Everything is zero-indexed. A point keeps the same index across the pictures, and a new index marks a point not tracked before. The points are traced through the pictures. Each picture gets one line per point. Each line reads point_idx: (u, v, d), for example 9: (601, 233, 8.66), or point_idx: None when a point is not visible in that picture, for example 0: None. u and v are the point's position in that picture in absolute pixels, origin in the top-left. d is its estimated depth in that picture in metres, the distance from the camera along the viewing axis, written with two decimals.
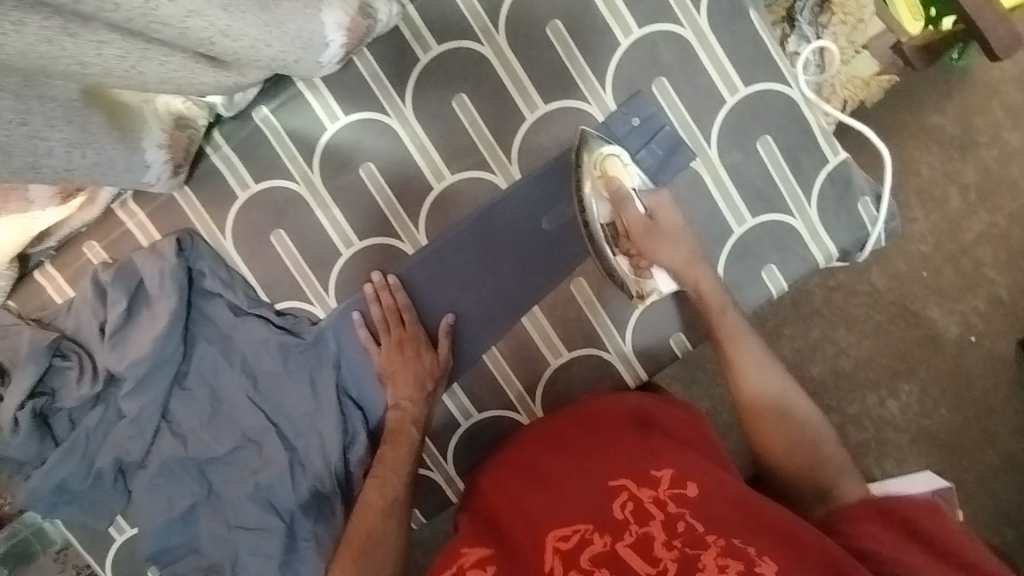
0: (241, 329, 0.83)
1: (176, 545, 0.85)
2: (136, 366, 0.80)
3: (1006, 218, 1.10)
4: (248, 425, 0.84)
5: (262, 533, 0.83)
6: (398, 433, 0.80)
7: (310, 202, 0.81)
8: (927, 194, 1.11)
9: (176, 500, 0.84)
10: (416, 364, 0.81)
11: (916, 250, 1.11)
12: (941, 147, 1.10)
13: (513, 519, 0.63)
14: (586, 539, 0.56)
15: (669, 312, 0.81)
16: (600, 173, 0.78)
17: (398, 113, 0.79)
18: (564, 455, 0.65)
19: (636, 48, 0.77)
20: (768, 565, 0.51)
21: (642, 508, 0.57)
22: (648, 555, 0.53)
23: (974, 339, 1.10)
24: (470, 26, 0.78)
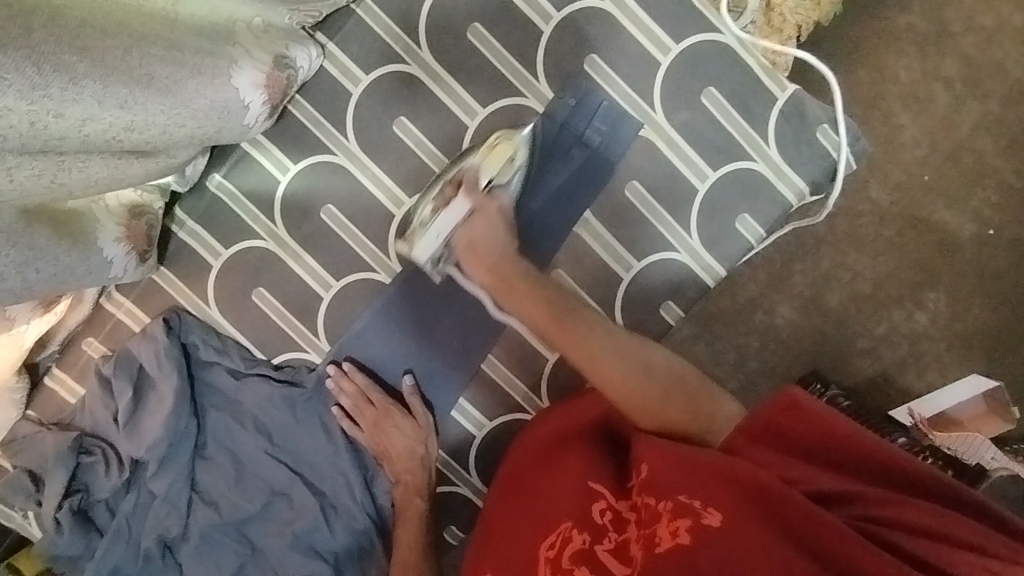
0: (245, 389, 0.85)
1: None
2: (156, 447, 0.82)
3: (1000, 102, 1.01)
4: (273, 478, 0.86)
5: None
6: (406, 508, 0.81)
7: (281, 255, 0.83)
8: (911, 97, 1.02)
9: (223, 563, 0.85)
10: (399, 434, 0.83)
11: (912, 156, 1.03)
12: (914, 47, 1.02)
13: (506, 541, 0.67)
14: (566, 540, 0.61)
15: (653, 283, 0.80)
16: (491, 144, 0.76)
17: (344, 150, 0.80)
18: (544, 476, 0.70)
19: (560, 32, 0.77)
20: (715, 515, 0.53)
21: (621, 516, 0.61)
22: (623, 555, 0.57)
23: (992, 234, 1.02)
24: (393, 49, 0.78)
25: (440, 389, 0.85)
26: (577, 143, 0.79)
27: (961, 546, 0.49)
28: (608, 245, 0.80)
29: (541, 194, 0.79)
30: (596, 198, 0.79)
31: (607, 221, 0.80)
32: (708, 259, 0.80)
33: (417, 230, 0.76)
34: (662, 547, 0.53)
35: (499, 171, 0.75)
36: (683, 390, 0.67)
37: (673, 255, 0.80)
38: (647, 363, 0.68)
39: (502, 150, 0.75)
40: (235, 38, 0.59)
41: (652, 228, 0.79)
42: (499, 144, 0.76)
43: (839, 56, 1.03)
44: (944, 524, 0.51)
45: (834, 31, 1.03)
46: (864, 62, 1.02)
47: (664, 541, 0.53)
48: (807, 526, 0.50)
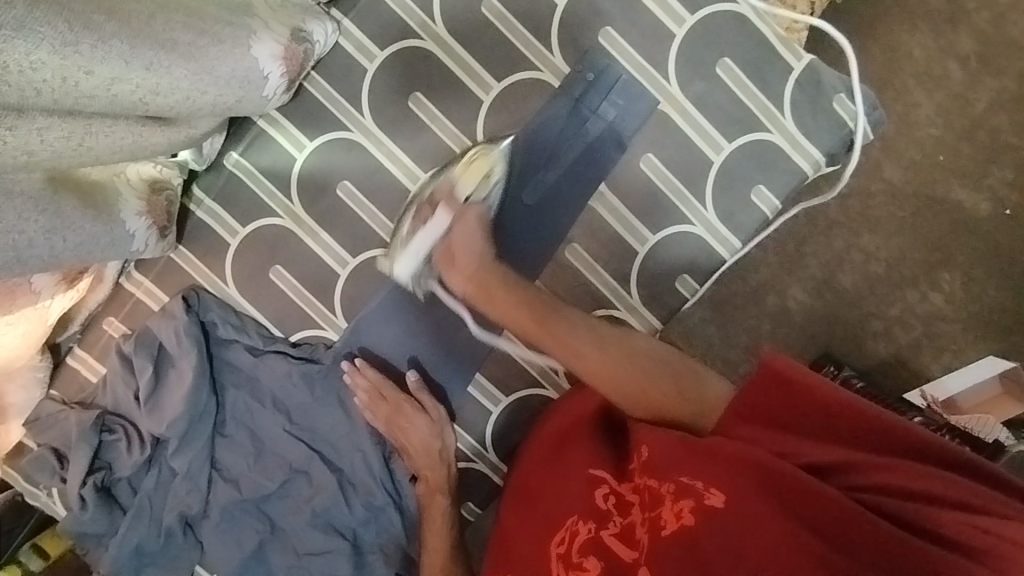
0: (263, 367, 0.86)
1: None
2: (176, 425, 0.83)
3: (1018, 78, 1.00)
4: (292, 456, 0.86)
5: (329, 555, 0.85)
6: (431, 504, 0.82)
7: (298, 232, 0.83)
8: (927, 73, 1.02)
9: (244, 540, 0.86)
10: (415, 429, 0.83)
11: (928, 134, 1.02)
12: (929, 23, 1.01)
13: (515, 532, 0.69)
14: (574, 531, 0.63)
15: (669, 257, 0.80)
16: (469, 160, 0.77)
17: (360, 126, 0.80)
18: (548, 463, 0.72)
19: (575, 4, 0.77)
20: (717, 496, 0.55)
21: (624, 499, 0.63)
22: (628, 540, 0.59)
23: (1009, 214, 1.01)
24: (408, 25, 0.78)
25: (456, 365, 0.86)
26: (592, 116, 0.78)
27: (953, 506, 0.49)
28: (623, 219, 0.80)
29: (556, 168, 0.79)
30: (612, 172, 0.79)
31: (621, 194, 0.80)
32: (724, 231, 0.80)
33: (398, 244, 0.79)
34: (668, 531, 0.56)
35: (476, 186, 0.77)
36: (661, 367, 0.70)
37: (688, 227, 0.80)
38: (632, 353, 0.70)
39: (478, 166, 0.76)
40: (252, 11, 0.60)
41: (667, 203, 0.79)
42: (476, 162, 0.77)
43: (853, 31, 1.02)
44: (933, 485, 0.51)
45: (848, 5, 1.02)
46: (880, 38, 1.02)
47: (670, 524, 0.56)
48: (802, 501, 0.52)
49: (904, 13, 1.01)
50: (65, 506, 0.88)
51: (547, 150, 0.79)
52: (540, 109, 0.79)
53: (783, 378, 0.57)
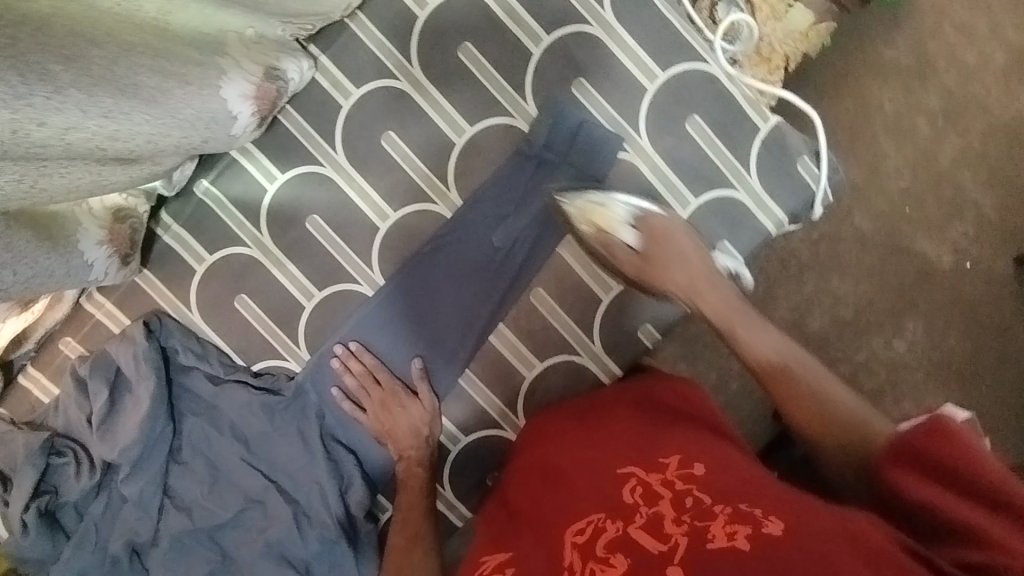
0: (223, 395, 0.85)
1: None
2: (129, 451, 0.82)
3: (978, 136, 1.04)
4: (248, 486, 0.85)
5: None
6: (408, 481, 0.81)
7: (265, 262, 0.83)
8: (894, 128, 1.05)
9: (193, 570, 0.85)
10: (404, 415, 0.82)
11: (894, 187, 1.05)
12: (895, 80, 1.04)
13: (516, 526, 0.61)
14: (599, 528, 0.53)
15: (634, 305, 0.82)
16: (592, 220, 0.77)
17: (332, 161, 0.80)
18: (565, 458, 0.65)
19: (550, 54, 0.78)
20: (776, 524, 0.48)
21: (652, 491, 0.55)
22: (659, 534, 0.50)
23: (969, 266, 1.04)
24: (385, 64, 0.79)
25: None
26: (562, 164, 0.80)
27: None
28: (590, 266, 0.81)
29: (524, 213, 0.81)
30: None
31: None
32: None
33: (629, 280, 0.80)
34: (716, 543, 0.48)
35: (621, 222, 0.77)
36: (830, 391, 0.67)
37: None
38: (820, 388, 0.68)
39: (605, 222, 0.77)
40: (225, 48, 0.59)
41: None
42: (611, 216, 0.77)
43: (825, 89, 1.05)
44: None
45: (818, 62, 1.05)
46: (848, 93, 1.05)
47: (717, 539, 0.48)
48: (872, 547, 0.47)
49: (871, 71, 1.04)
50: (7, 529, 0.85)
51: (516, 196, 0.81)
52: (510, 154, 0.80)
53: (943, 436, 0.54)
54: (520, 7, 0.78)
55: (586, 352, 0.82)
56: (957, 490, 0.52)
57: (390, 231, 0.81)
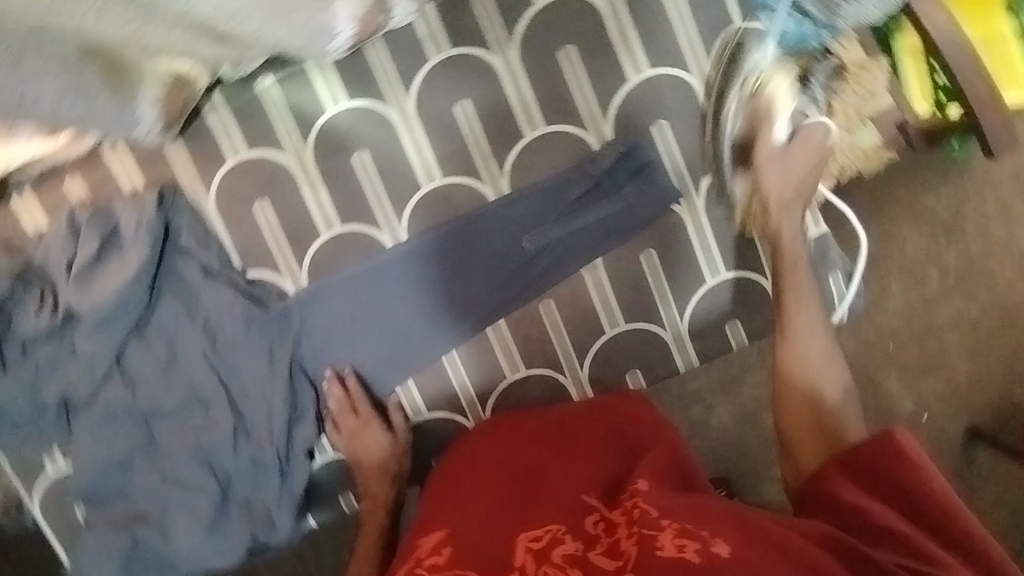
0: (207, 289, 0.83)
1: (109, 487, 0.86)
2: (99, 310, 0.81)
3: (977, 308, 1.08)
4: (199, 383, 0.84)
5: (194, 489, 0.85)
6: (373, 512, 0.88)
7: (298, 178, 0.81)
8: (907, 272, 1.08)
9: (115, 443, 0.85)
10: (376, 448, 0.86)
11: (888, 324, 1.09)
12: (927, 230, 1.08)
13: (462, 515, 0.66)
14: (557, 539, 0.59)
15: (631, 347, 0.83)
16: (762, 87, 0.74)
17: (400, 107, 0.80)
18: (520, 468, 0.70)
19: (643, 88, 0.79)
20: (723, 545, 0.50)
21: (613, 525, 0.60)
22: (614, 557, 0.55)
23: (925, 420, 1.08)
24: (486, 36, 0.78)
25: (393, 363, 0.86)
26: (614, 194, 0.80)
27: None
28: (605, 297, 0.82)
29: (563, 225, 0.81)
30: (613, 250, 0.81)
31: (613, 272, 0.81)
32: (687, 346, 0.83)
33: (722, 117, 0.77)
34: (665, 550, 0.51)
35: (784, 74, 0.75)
36: (823, 367, 0.69)
37: (658, 329, 0.83)
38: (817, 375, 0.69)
39: (778, 82, 0.74)
40: None
41: (652, 299, 0.82)
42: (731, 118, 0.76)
43: (868, 210, 1.07)
44: None
45: (866, 186, 1.08)
46: (882, 226, 1.08)
47: (668, 547, 0.51)
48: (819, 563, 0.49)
49: (909, 213, 1.07)
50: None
51: (561, 206, 0.81)
52: (573, 166, 0.80)
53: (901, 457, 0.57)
54: (633, 33, 0.78)
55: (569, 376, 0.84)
56: (895, 503, 0.56)
57: (428, 190, 0.81)
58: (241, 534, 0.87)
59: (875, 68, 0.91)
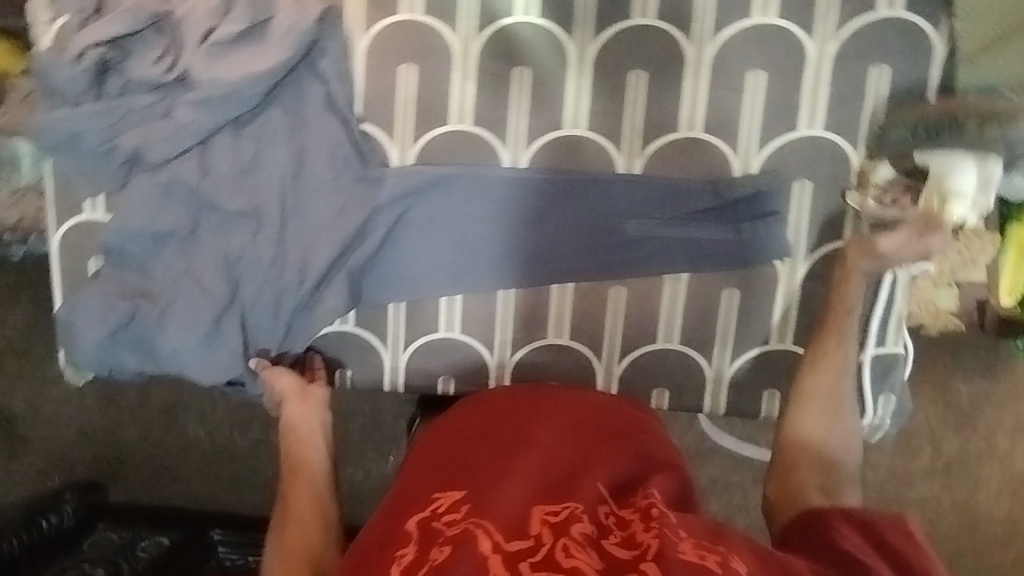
0: (316, 121, 0.81)
1: (134, 254, 0.85)
2: (216, 86, 0.79)
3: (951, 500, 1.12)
4: (263, 199, 0.82)
5: (208, 294, 0.84)
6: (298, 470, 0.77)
7: (455, 63, 0.80)
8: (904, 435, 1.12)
9: (161, 216, 0.83)
10: (306, 400, 0.82)
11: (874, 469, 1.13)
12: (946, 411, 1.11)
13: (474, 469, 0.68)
14: (574, 516, 0.64)
15: (670, 368, 0.83)
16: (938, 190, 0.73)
17: (582, 47, 0.79)
18: (532, 432, 0.73)
19: (809, 143, 0.78)
20: (740, 563, 0.60)
21: (625, 519, 0.65)
22: (632, 545, 0.62)
23: None
24: (693, 23, 0.77)
25: (448, 274, 0.83)
26: (731, 222, 0.80)
27: None
28: (672, 312, 0.81)
29: (671, 227, 0.80)
30: (704, 273, 0.80)
31: (692, 294, 0.81)
32: (722, 392, 0.83)
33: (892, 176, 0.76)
34: (687, 556, 0.59)
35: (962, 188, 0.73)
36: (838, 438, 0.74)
37: (705, 364, 0.83)
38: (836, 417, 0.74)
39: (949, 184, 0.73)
40: None
41: (713, 335, 0.82)
42: (873, 188, 0.77)
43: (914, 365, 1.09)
44: None
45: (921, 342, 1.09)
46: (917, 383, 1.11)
47: (688, 554, 0.60)
48: None
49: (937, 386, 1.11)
50: (53, 44, 0.81)
51: (678, 209, 0.80)
52: (708, 179, 0.79)
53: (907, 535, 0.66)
54: (828, 89, 0.77)
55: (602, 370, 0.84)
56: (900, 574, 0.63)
57: (555, 139, 0.81)
58: (225, 360, 0.84)
59: (988, 244, 0.92)
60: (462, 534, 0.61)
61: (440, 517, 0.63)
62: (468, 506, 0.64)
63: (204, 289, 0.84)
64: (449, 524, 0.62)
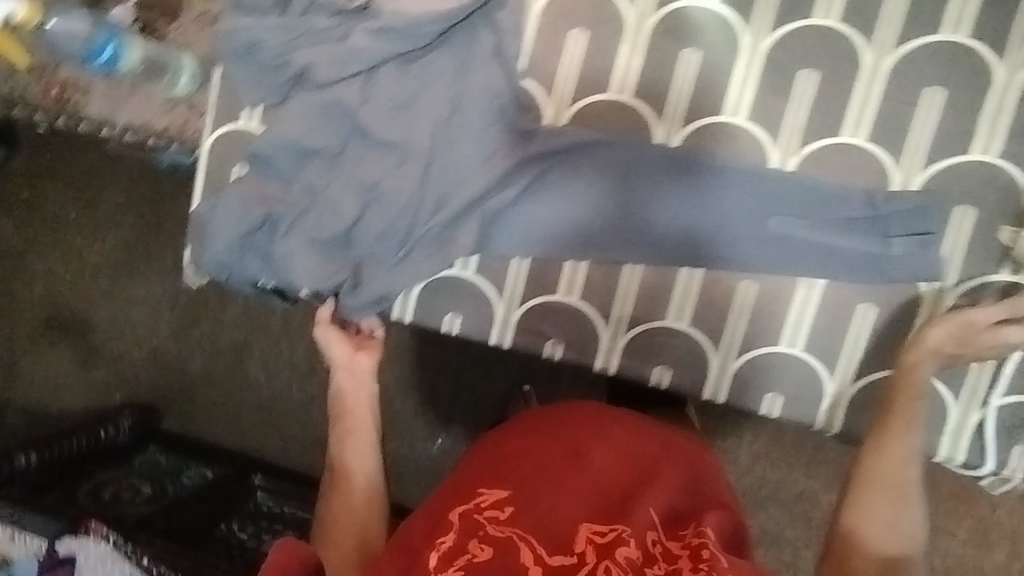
0: (482, 69, 0.84)
1: (279, 163, 0.88)
2: (396, 20, 0.83)
3: None
4: (414, 133, 0.85)
5: (342, 213, 0.86)
6: (349, 434, 0.90)
7: (626, 35, 0.81)
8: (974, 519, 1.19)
9: (314, 133, 0.86)
10: (349, 359, 0.94)
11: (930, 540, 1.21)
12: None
13: (527, 470, 0.75)
14: (620, 539, 0.69)
15: (788, 375, 0.80)
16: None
17: (757, 37, 0.78)
18: (593, 449, 0.77)
19: (979, 169, 0.75)
20: None
21: (673, 552, 0.68)
22: None
23: None
24: (878, 30, 0.76)
25: (576, 238, 0.83)
26: (880, 236, 0.77)
27: None
28: (800, 317, 0.79)
29: (813, 230, 0.78)
30: (842, 282, 0.78)
31: (825, 302, 0.79)
32: (840, 411, 0.80)
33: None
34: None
35: None
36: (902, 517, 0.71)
37: (826, 377, 0.80)
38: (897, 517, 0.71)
39: None
40: None
41: (840, 349, 0.79)
42: None
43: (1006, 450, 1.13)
44: None
45: None
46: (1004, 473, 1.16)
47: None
48: None
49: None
50: None
51: (826, 212, 0.78)
52: (864, 189, 0.77)
53: None
54: (1010, 118, 0.74)
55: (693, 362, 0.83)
56: None
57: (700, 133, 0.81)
58: (339, 279, 0.88)
59: None
60: (506, 539, 0.69)
61: (483, 510, 0.72)
62: (511, 512, 0.71)
63: (337, 208, 0.86)
64: (492, 524, 0.70)
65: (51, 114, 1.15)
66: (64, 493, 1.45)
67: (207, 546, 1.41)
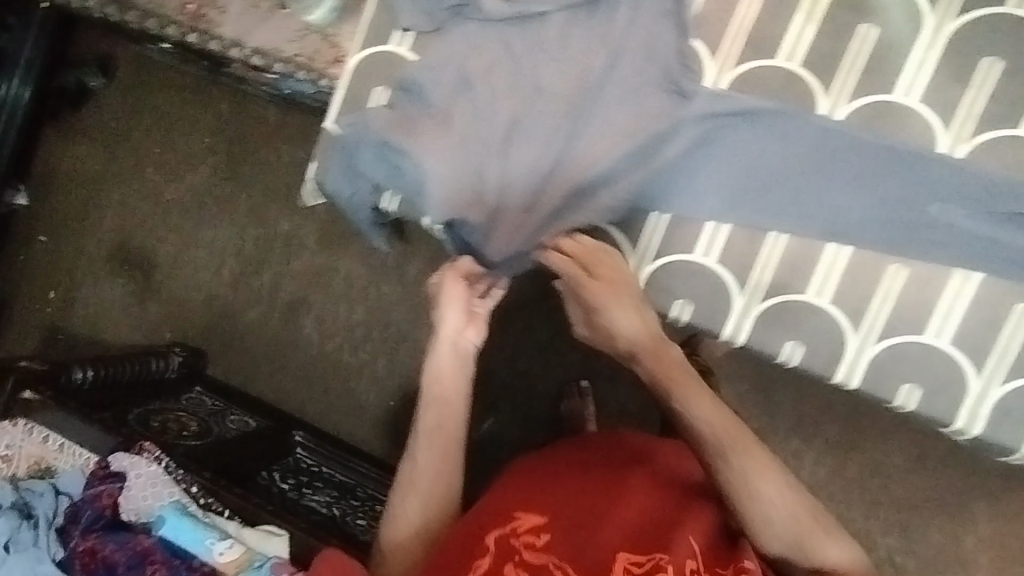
0: (653, 20, 0.84)
1: (429, 87, 0.87)
2: None
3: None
4: (575, 74, 0.85)
5: (490, 145, 0.85)
6: (436, 438, 1.01)
7: (802, 5, 0.81)
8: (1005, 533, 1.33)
9: (471, 63, 0.86)
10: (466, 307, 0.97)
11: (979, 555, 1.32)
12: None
13: (569, 510, 0.95)
14: (658, 565, 0.89)
15: (932, 364, 0.79)
16: None
17: (941, 20, 0.78)
18: (630, 484, 0.98)
19: None
20: None
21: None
22: None
23: None
24: None
25: (725, 201, 0.83)
26: None
27: None
28: (949, 307, 0.78)
29: (981, 218, 0.76)
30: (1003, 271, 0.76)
31: (977, 296, 0.77)
32: (982, 409, 0.78)
33: None
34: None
35: None
36: (795, 506, 0.89)
37: (971, 373, 0.78)
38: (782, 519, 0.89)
39: None
40: None
41: (989, 345, 0.77)
42: None
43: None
44: None
45: None
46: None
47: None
48: None
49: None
50: None
51: (999, 198, 0.76)
52: None
53: None
54: None
55: (630, 313, 0.88)
56: None
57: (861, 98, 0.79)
58: (476, 212, 0.87)
59: None
60: (543, 565, 0.90)
61: (518, 536, 0.93)
62: (546, 541, 0.92)
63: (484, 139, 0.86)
64: (529, 550, 0.91)
65: (182, 28, 1.16)
66: (116, 414, 1.41)
67: (253, 491, 1.31)
